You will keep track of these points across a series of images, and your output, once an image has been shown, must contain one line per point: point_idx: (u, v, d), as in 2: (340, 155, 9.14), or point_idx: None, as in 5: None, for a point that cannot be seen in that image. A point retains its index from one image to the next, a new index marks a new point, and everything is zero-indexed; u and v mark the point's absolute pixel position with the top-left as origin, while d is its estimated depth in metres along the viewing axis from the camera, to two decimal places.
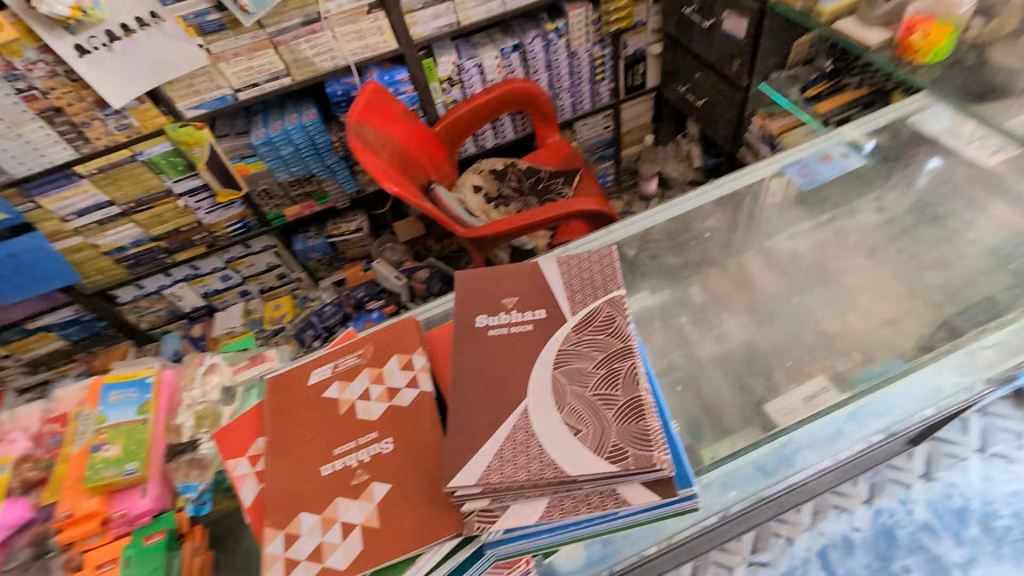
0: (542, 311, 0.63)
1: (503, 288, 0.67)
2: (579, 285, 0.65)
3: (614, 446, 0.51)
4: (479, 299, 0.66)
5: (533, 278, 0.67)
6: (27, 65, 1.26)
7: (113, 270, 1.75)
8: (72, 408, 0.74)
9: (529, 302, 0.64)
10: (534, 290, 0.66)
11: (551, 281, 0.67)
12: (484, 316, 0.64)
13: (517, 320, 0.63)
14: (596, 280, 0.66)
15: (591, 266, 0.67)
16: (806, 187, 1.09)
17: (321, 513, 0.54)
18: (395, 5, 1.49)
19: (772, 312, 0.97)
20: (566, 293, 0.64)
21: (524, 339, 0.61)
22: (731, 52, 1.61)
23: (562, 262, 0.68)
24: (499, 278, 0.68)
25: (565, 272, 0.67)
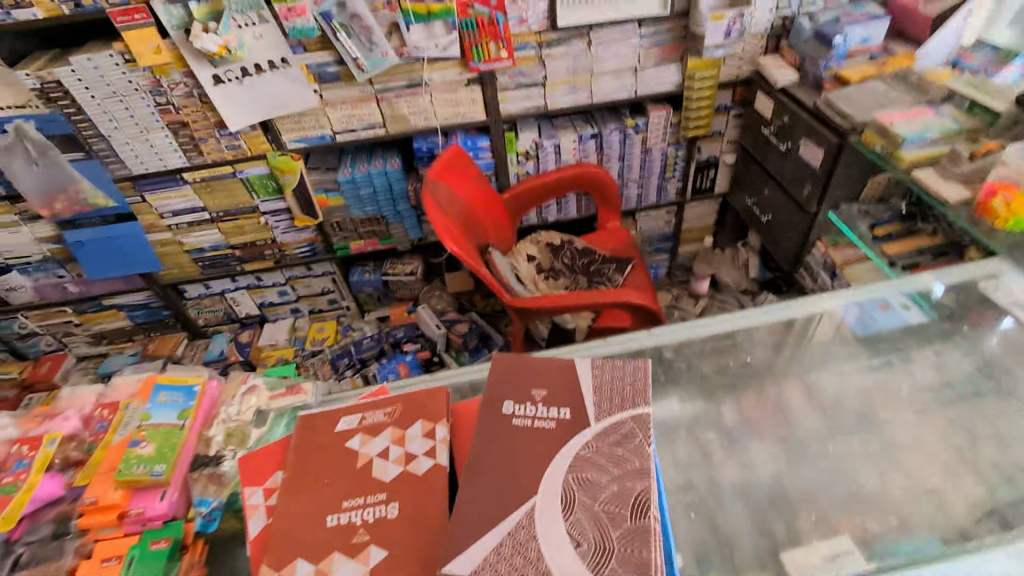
0: (567, 411, 0.65)
1: (534, 378, 0.69)
2: (607, 393, 0.66)
3: (611, 570, 0.51)
4: (509, 385, 0.69)
5: (565, 375, 0.69)
6: (170, 84, 1.45)
7: (188, 267, 1.90)
8: (123, 398, 0.81)
9: (556, 399, 0.67)
10: (563, 387, 0.68)
11: (582, 381, 0.69)
12: (511, 402, 0.67)
13: (541, 413, 0.65)
14: (626, 390, 0.67)
15: (623, 376, 0.68)
16: (858, 332, 1.06)
17: (316, 564, 0.55)
18: (490, 82, 1.62)
19: (807, 454, 0.91)
20: (594, 398, 0.66)
21: (544, 436, 0.62)
22: (803, 177, 1.64)
23: (595, 364, 0.70)
24: (533, 368, 0.71)
25: (597, 375, 0.69)
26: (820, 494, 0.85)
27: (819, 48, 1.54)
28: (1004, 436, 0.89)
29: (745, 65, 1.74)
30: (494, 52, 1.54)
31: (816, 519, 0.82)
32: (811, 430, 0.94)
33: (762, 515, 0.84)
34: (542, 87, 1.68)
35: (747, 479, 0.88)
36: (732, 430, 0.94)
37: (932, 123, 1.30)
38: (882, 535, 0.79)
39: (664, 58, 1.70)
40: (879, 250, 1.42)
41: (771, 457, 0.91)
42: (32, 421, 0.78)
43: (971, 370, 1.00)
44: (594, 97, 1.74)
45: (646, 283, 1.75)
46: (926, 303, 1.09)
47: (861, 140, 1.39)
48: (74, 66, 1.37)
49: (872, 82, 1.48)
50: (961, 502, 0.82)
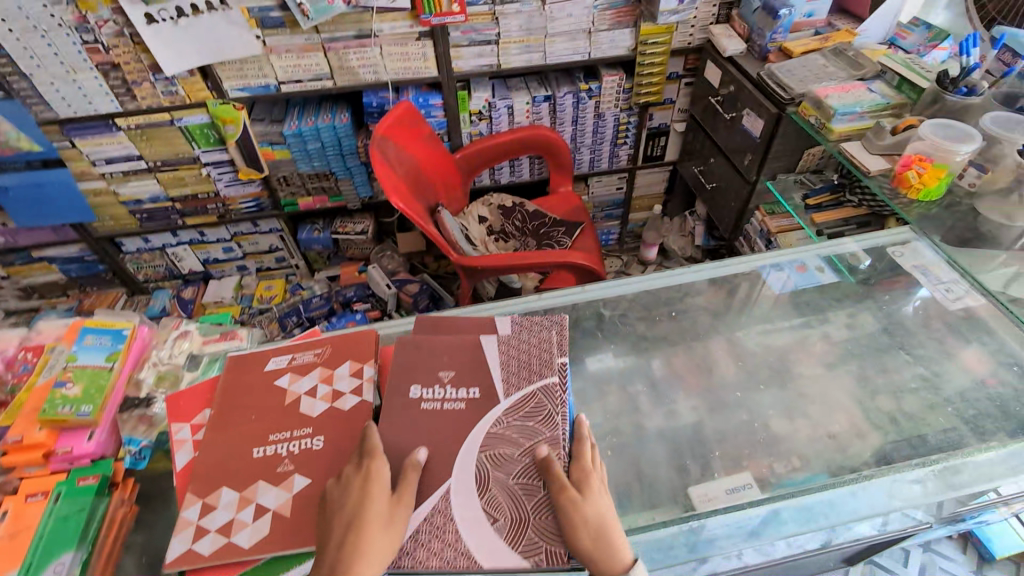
0: (476, 391, 0.67)
1: (442, 358, 0.70)
2: (514, 367, 0.69)
3: (529, 539, 0.56)
4: (417, 366, 0.69)
5: (472, 355, 0.70)
6: (98, 21, 1.36)
7: (125, 219, 1.82)
8: (49, 341, 0.80)
9: (465, 379, 0.68)
10: (471, 367, 0.69)
11: (489, 357, 0.70)
12: (418, 385, 0.67)
13: (449, 395, 0.66)
14: (533, 363, 0.70)
15: (529, 351, 0.71)
16: (778, 291, 1.13)
17: (241, 492, 0.59)
18: (443, 37, 1.60)
19: (723, 402, 0.97)
20: (501, 374, 0.68)
21: (454, 418, 0.64)
22: (745, 147, 1.69)
23: (501, 341, 0.72)
24: (440, 348, 0.71)
25: (502, 351, 0.70)
26: (732, 438, 0.92)
27: (766, 19, 1.58)
28: (898, 387, 0.97)
29: (697, 33, 1.77)
30: (446, 6, 1.51)
31: (725, 458, 0.89)
32: (729, 381, 1.00)
33: (678, 455, 0.90)
34: (496, 45, 1.66)
35: (668, 424, 0.94)
36: (658, 381, 1.00)
37: (863, 98, 1.36)
38: (782, 473, 0.87)
39: (619, 21, 1.70)
40: (809, 220, 1.50)
41: (692, 407, 0.97)
42: None
43: (877, 329, 1.07)
44: (547, 58, 1.73)
45: (593, 248, 1.79)
46: (843, 267, 1.17)
47: (799, 112, 1.45)
48: None
49: (813, 56, 1.54)
50: (853, 443, 0.90)
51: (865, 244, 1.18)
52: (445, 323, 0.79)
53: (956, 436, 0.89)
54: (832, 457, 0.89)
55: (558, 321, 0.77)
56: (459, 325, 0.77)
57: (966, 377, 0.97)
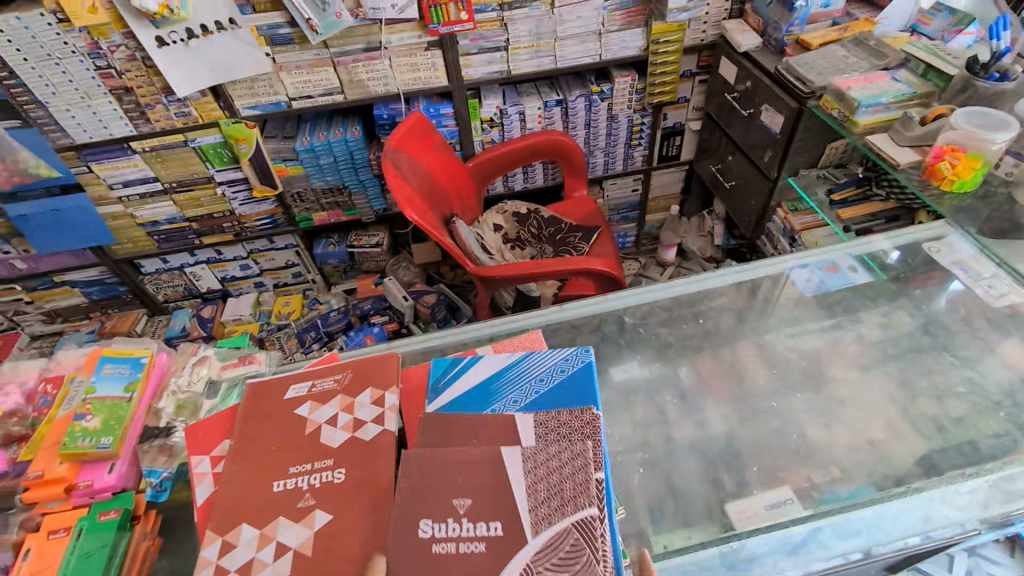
0: (498, 526, 0.52)
1: (454, 480, 0.55)
2: (545, 494, 0.54)
3: None
4: (425, 491, 0.55)
5: (490, 474, 0.56)
6: (110, 46, 1.37)
7: (143, 241, 1.84)
8: (68, 372, 0.79)
9: (484, 509, 0.53)
10: (492, 491, 0.54)
11: (513, 479, 0.55)
12: (425, 518, 0.53)
13: (464, 531, 0.52)
14: (566, 488, 0.54)
15: (560, 467, 0.56)
16: (809, 294, 1.07)
17: (260, 529, 0.56)
18: (452, 46, 1.58)
19: (755, 410, 0.93)
20: (528, 504, 0.53)
21: (469, 566, 0.50)
22: (764, 143, 1.64)
23: (527, 455, 0.57)
24: (453, 463, 0.57)
25: (529, 470, 0.55)
26: (767, 448, 0.88)
27: (781, 11, 1.53)
28: (940, 390, 0.92)
29: (710, 29, 1.73)
30: (454, 14, 1.50)
31: (760, 471, 0.85)
32: (761, 388, 0.96)
33: (712, 468, 0.86)
34: (505, 51, 1.64)
35: (699, 437, 0.90)
36: (686, 391, 0.96)
37: (888, 88, 1.31)
38: (822, 485, 0.82)
39: (629, 22, 1.67)
40: (834, 216, 1.45)
41: (723, 416, 0.93)
42: None
43: (914, 328, 1.02)
44: (558, 62, 1.71)
45: (612, 252, 1.76)
46: (876, 265, 1.11)
47: (819, 106, 1.40)
48: (2, 27, 1.29)
49: (832, 47, 1.49)
50: (897, 452, 0.86)
51: (898, 241, 1.12)
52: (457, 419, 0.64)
53: (1008, 441, 0.83)
54: (875, 467, 0.84)
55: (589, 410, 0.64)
56: (475, 428, 0.62)
57: (1013, 375, 0.92)
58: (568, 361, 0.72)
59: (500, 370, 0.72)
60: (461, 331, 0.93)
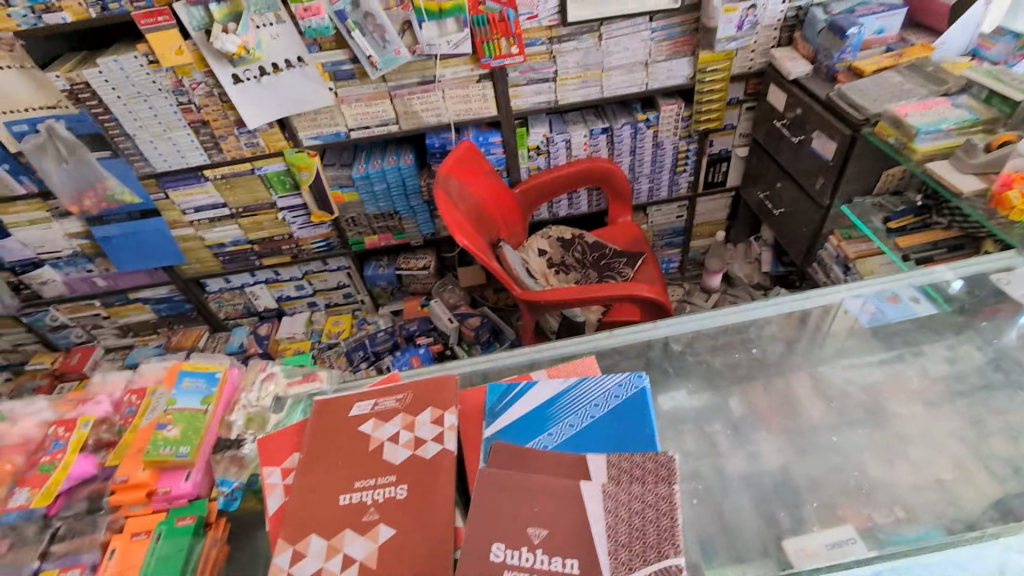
0: (574, 563, 0.54)
1: (531, 506, 0.58)
2: (626, 537, 0.55)
3: None
4: (502, 515, 0.58)
5: (567, 507, 0.58)
6: (192, 84, 1.49)
7: (209, 262, 1.96)
8: (151, 384, 0.86)
9: (559, 544, 0.55)
10: (568, 526, 0.56)
11: (590, 516, 0.57)
12: (502, 543, 0.56)
13: (538, 563, 0.54)
14: (649, 535, 0.55)
15: (642, 512, 0.57)
16: (865, 325, 1.04)
17: (328, 540, 0.59)
18: (502, 78, 1.64)
19: (812, 444, 0.90)
20: (607, 545, 0.54)
21: None
22: (815, 169, 1.62)
23: (606, 493, 0.59)
24: (530, 493, 0.59)
25: (609, 509, 0.57)
26: (826, 484, 0.84)
27: (833, 39, 1.53)
28: (1014, 430, 0.87)
29: (758, 57, 1.73)
30: (505, 48, 1.56)
31: (818, 507, 0.82)
32: (817, 422, 0.92)
33: (766, 502, 0.83)
34: (553, 82, 1.69)
35: (753, 469, 0.87)
36: (739, 421, 0.93)
37: (949, 115, 1.28)
38: (886, 526, 0.78)
39: (676, 52, 1.70)
40: (892, 245, 1.41)
41: (778, 449, 0.90)
42: (66, 404, 0.83)
43: (983, 363, 0.97)
44: (605, 91, 1.75)
45: (657, 277, 1.75)
46: (940, 296, 1.06)
47: (875, 133, 1.38)
48: (101, 68, 1.42)
49: (887, 73, 1.47)
50: (969, 494, 0.81)
51: (961, 271, 1.07)
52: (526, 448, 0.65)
53: None
54: (944, 509, 0.80)
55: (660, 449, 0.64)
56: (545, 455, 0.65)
57: None
58: (622, 387, 0.73)
59: (557, 394, 0.74)
60: (514, 354, 0.94)
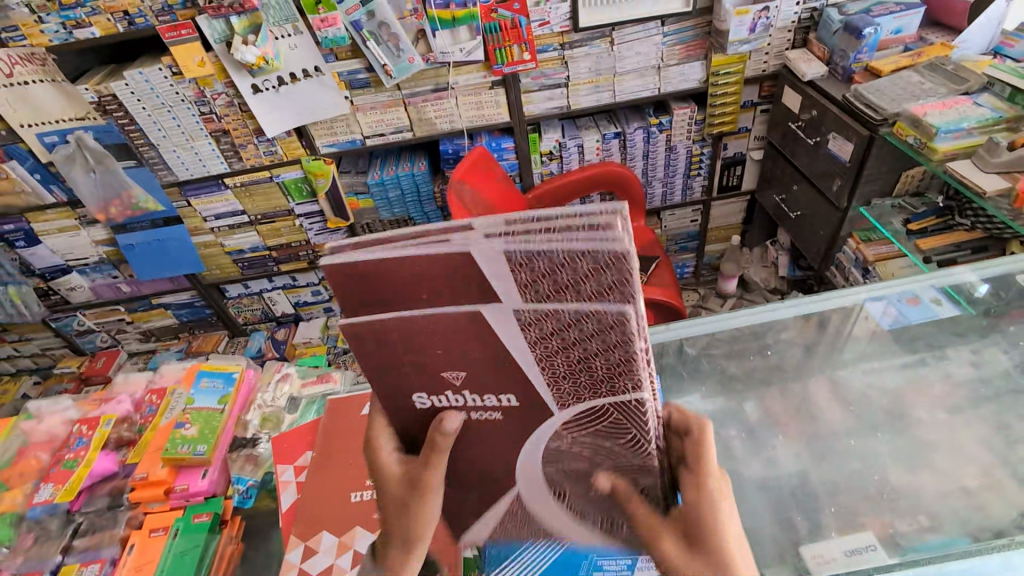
0: (511, 399, 0.45)
1: (434, 349, 0.43)
2: (565, 365, 0.42)
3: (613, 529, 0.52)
4: (401, 363, 0.44)
5: (478, 344, 0.42)
6: (213, 94, 1.54)
7: (229, 268, 2.00)
8: (170, 384, 0.88)
9: (483, 379, 0.45)
10: (489, 364, 0.43)
11: (516, 349, 0.42)
12: (419, 389, 0.47)
13: (468, 401, 0.47)
14: (598, 359, 0.41)
15: (582, 334, 0.40)
16: (886, 328, 1.01)
17: (340, 537, 0.61)
18: (514, 84, 1.66)
19: (831, 449, 0.87)
20: (545, 374, 0.43)
21: (486, 429, 0.48)
22: (832, 171, 1.59)
23: (527, 324, 0.40)
24: (421, 338, 0.43)
25: (536, 341, 0.41)
26: (846, 490, 0.82)
27: (848, 39, 1.51)
28: None
29: (772, 59, 1.72)
30: (517, 55, 1.58)
31: (838, 513, 0.79)
32: (836, 426, 0.90)
33: (783, 508, 0.81)
34: (565, 87, 1.70)
35: (770, 474, 0.85)
36: (754, 424, 0.91)
37: (970, 113, 1.25)
38: (909, 533, 0.75)
39: (688, 55, 1.69)
40: (913, 246, 1.39)
41: (796, 454, 0.87)
42: (90, 403, 0.86)
43: (1009, 366, 0.94)
44: (617, 96, 1.75)
45: (671, 282, 1.74)
46: (964, 299, 1.03)
47: (893, 133, 1.36)
48: (128, 80, 1.47)
49: (905, 73, 1.45)
50: (997, 501, 0.78)
51: (984, 274, 1.05)
52: (399, 288, 0.40)
53: None
54: (970, 517, 0.77)
55: (612, 222, 0.36)
56: (427, 299, 0.41)
57: None
58: None
59: None
60: None
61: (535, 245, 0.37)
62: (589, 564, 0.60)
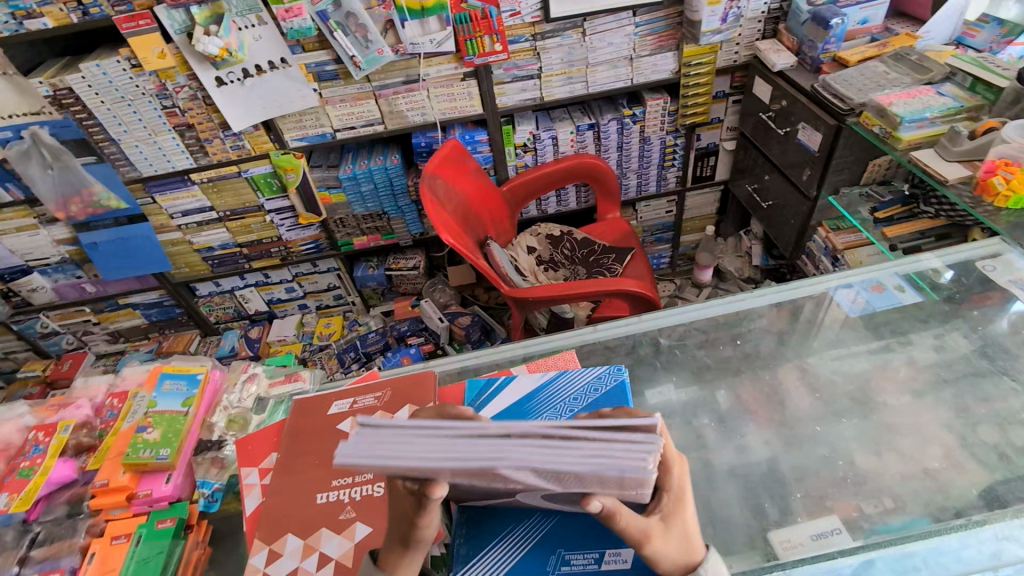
0: (517, 485, 0.50)
1: (445, 473, 0.47)
2: (571, 481, 0.47)
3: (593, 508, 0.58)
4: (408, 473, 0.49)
5: (483, 474, 0.47)
6: (176, 88, 1.49)
7: (198, 265, 1.95)
8: (132, 388, 0.86)
9: (490, 480, 0.49)
10: (494, 477, 0.47)
11: (524, 479, 0.47)
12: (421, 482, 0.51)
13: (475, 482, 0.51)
14: (606, 482, 0.47)
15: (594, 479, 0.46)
16: (855, 315, 1.03)
17: (305, 539, 0.60)
18: (486, 76, 1.64)
19: (799, 436, 0.89)
20: (552, 483, 0.48)
21: (489, 488, 0.53)
22: (802, 162, 1.62)
23: (544, 473, 0.46)
24: (427, 467, 0.47)
25: (547, 477, 0.46)
26: (812, 476, 0.83)
27: (816, 30, 1.52)
28: (1002, 417, 0.86)
29: (742, 50, 1.73)
30: (489, 45, 1.56)
31: (805, 498, 0.81)
32: (803, 413, 0.92)
33: (752, 494, 0.82)
34: (538, 79, 1.69)
35: (740, 461, 0.86)
36: (724, 413, 0.92)
37: (933, 103, 1.27)
38: (873, 516, 0.77)
39: (660, 46, 1.70)
40: (879, 234, 1.41)
41: (765, 441, 0.89)
42: (47, 409, 0.84)
43: (969, 351, 0.97)
44: (590, 87, 1.74)
45: (645, 274, 1.75)
46: (925, 284, 1.05)
47: (858, 123, 1.38)
48: (84, 74, 1.42)
49: (871, 63, 1.47)
50: (956, 482, 0.80)
51: (948, 259, 1.07)
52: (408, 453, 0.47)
53: None
54: (932, 497, 0.78)
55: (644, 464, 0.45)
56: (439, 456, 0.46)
57: None
58: (601, 380, 0.71)
59: (536, 390, 0.72)
60: (496, 351, 0.94)
61: (562, 462, 0.45)
62: (557, 558, 0.58)
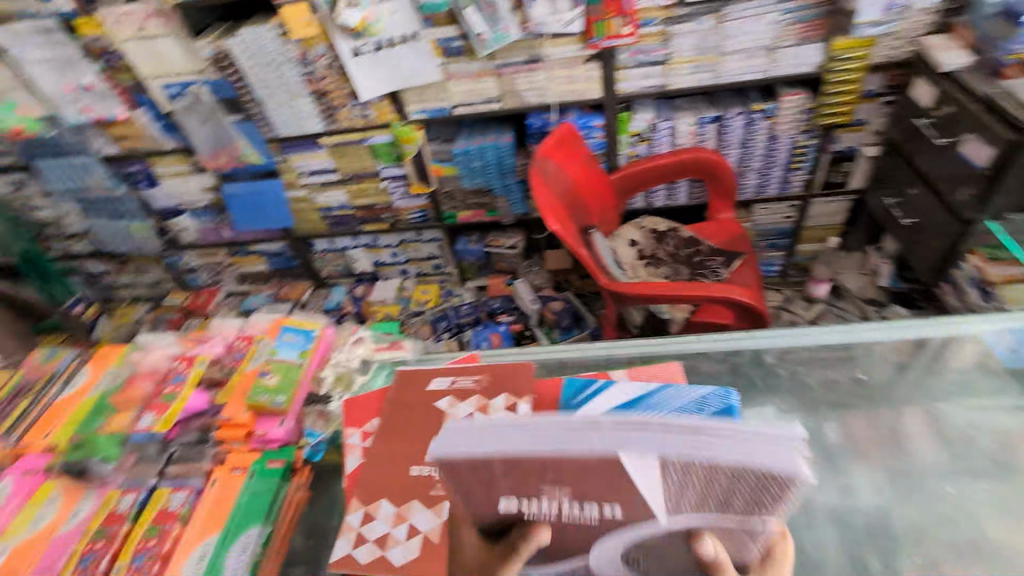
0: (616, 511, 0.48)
1: (567, 466, 0.46)
2: (701, 487, 0.46)
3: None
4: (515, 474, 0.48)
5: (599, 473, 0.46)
6: (316, 56, 1.59)
7: (318, 223, 2.11)
8: (257, 334, 0.96)
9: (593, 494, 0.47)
10: (606, 483, 0.46)
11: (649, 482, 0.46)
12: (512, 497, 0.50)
13: (565, 510, 0.49)
14: (738, 493, 0.47)
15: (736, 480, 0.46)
16: (1003, 359, 0.89)
17: (397, 508, 0.64)
18: (610, 59, 1.59)
19: (920, 489, 0.78)
20: (675, 493, 0.47)
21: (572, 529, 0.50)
22: (961, 177, 1.41)
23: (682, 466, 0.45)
24: (546, 465, 0.46)
25: (679, 474, 0.46)
26: (933, 538, 0.73)
27: (1005, 26, 1.31)
28: None
29: (905, 45, 1.53)
30: (616, 28, 1.51)
31: (921, 562, 0.71)
32: (930, 465, 0.81)
33: (855, 545, 0.73)
34: (664, 65, 1.60)
35: (844, 505, 0.77)
36: (832, 450, 0.83)
37: None
38: None
39: (807, 36, 1.53)
40: None
41: (877, 487, 0.79)
42: (188, 341, 0.96)
43: None
44: (720, 77, 1.63)
45: (754, 282, 1.63)
46: None
47: None
48: (242, 38, 1.56)
49: None
50: None
51: None
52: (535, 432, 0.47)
53: None
54: None
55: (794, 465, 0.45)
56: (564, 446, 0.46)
57: None
58: (706, 400, 0.68)
59: (634, 400, 0.69)
60: (591, 348, 0.93)
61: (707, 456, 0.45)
62: None
